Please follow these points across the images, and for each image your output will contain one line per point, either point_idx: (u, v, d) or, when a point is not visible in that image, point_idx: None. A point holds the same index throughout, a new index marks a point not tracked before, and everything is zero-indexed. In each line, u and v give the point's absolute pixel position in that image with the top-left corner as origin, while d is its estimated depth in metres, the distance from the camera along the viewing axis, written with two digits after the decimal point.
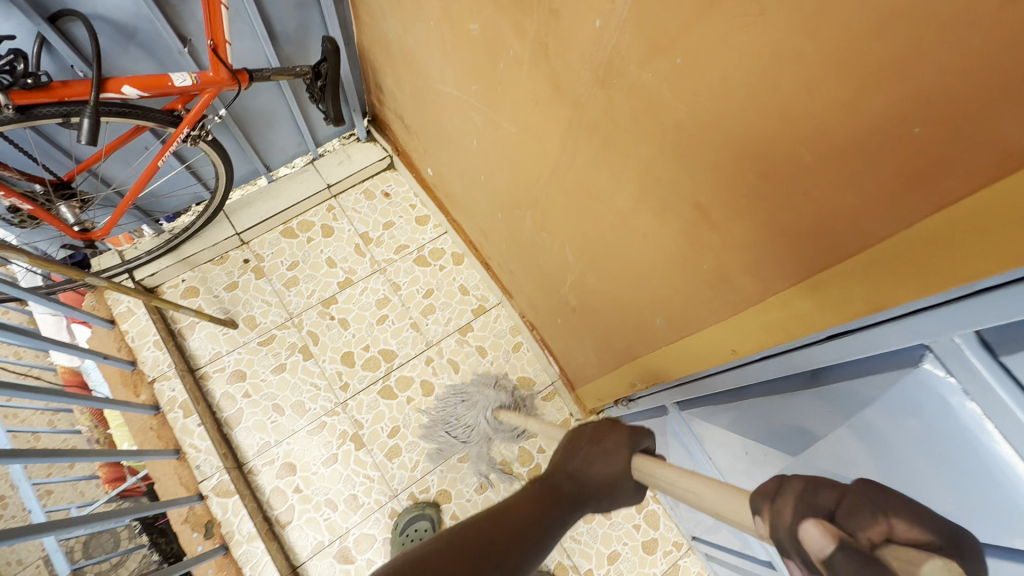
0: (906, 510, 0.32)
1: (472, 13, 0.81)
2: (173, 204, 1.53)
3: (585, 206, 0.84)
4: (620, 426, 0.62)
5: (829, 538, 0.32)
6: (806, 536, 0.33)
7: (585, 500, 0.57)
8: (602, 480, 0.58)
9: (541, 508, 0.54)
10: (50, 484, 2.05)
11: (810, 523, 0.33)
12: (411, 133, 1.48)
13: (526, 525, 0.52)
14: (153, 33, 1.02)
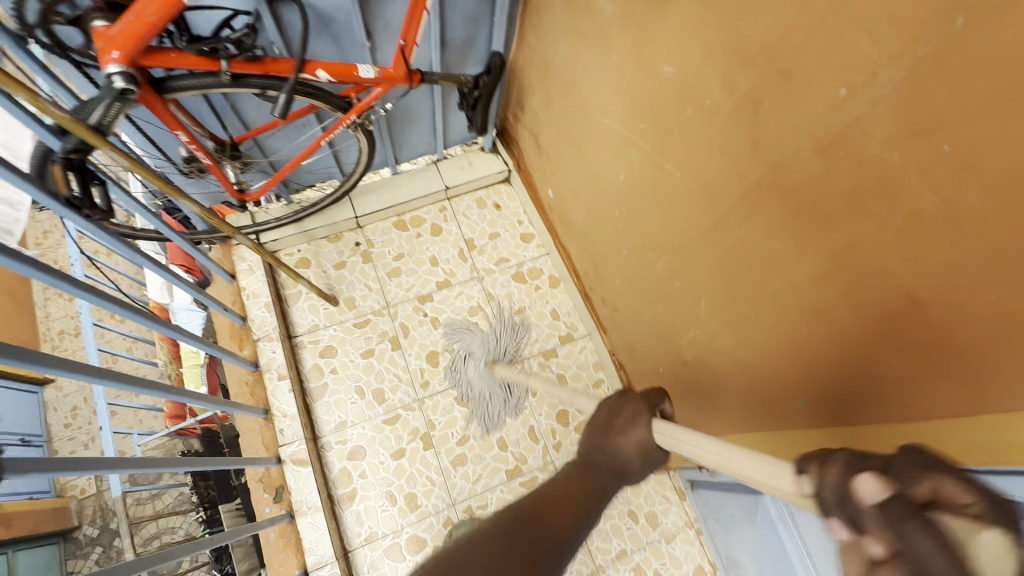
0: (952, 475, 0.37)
1: (670, 55, 0.81)
2: (308, 180, 1.63)
3: (746, 267, 0.81)
4: (645, 410, 0.68)
5: (886, 488, 0.37)
6: (860, 484, 0.38)
7: (623, 469, 0.65)
8: (634, 446, 0.65)
9: (586, 483, 0.61)
10: (120, 406, 2.20)
11: (867, 473, 0.38)
12: (541, 154, 1.50)
13: (578, 504, 0.58)
14: (347, 24, 1.09)
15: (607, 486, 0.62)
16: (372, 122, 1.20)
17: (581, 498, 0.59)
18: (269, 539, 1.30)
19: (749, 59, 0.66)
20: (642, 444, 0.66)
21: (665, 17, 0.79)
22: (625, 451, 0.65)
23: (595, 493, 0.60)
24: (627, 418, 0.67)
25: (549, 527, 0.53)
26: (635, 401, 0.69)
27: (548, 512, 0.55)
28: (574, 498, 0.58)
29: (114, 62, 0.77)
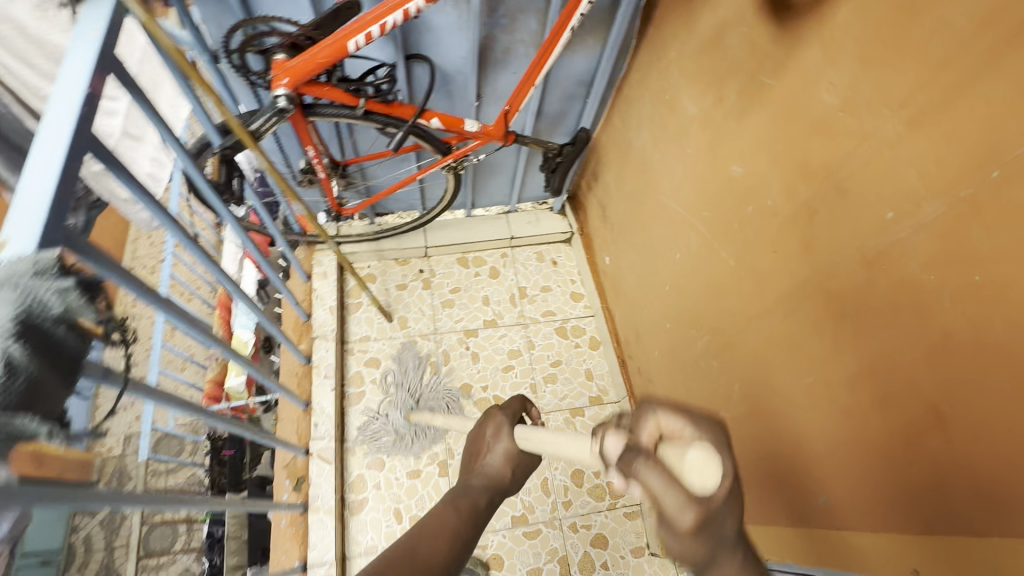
0: (669, 410, 0.50)
1: (741, 158, 0.91)
2: (393, 206, 1.82)
3: (784, 360, 0.86)
4: (503, 426, 0.88)
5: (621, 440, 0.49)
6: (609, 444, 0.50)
7: (494, 483, 0.85)
8: (501, 458, 0.86)
9: (460, 507, 0.78)
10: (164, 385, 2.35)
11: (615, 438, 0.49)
12: (605, 223, 1.61)
13: (452, 525, 0.74)
14: (463, 86, 1.27)
15: (480, 503, 0.80)
16: (464, 168, 1.36)
17: (456, 527, 0.73)
18: (280, 525, 1.35)
19: (812, 173, 0.75)
20: (507, 455, 0.86)
21: (741, 125, 0.90)
22: (494, 465, 0.86)
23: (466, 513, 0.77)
24: (494, 430, 0.88)
25: (425, 557, 0.65)
26: (497, 417, 0.90)
27: (425, 545, 0.67)
28: (448, 525, 0.73)
29: (282, 86, 0.96)
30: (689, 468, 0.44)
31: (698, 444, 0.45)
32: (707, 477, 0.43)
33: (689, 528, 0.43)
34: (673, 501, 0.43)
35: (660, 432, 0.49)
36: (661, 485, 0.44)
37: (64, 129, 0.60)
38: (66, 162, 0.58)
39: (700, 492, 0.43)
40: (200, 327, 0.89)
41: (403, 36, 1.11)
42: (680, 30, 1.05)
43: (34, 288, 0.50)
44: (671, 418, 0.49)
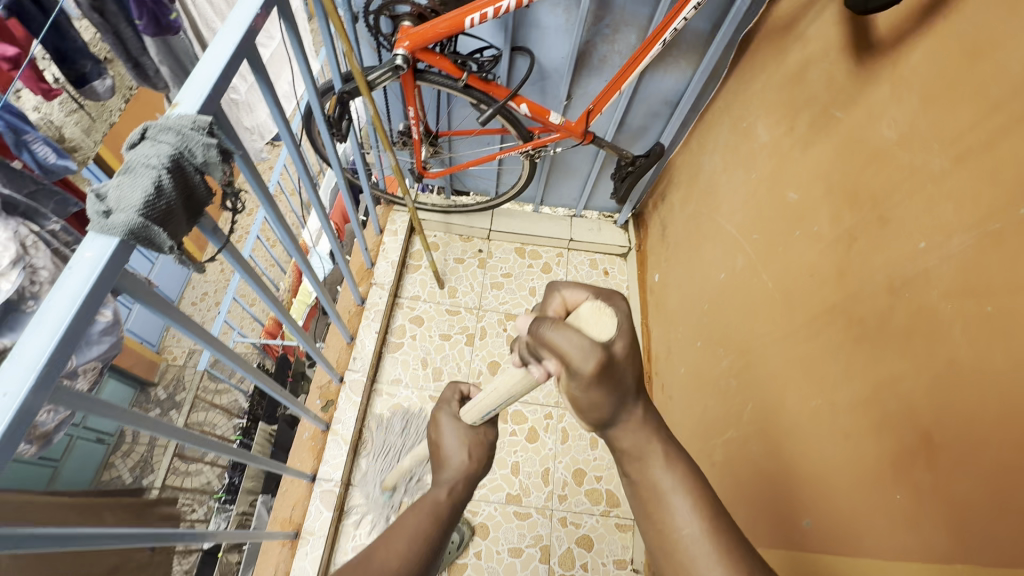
0: (567, 282, 0.59)
1: (798, 185, 0.95)
2: (469, 186, 1.96)
3: (798, 383, 0.87)
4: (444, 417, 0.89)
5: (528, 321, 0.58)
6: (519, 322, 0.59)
7: (464, 472, 0.82)
8: (460, 452, 0.84)
9: (424, 510, 0.73)
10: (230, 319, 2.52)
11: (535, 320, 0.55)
12: (663, 241, 1.66)
13: (413, 527, 0.69)
14: (556, 82, 1.39)
15: (441, 498, 0.76)
16: (540, 157, 1.48)
17: (418, 525, 0.69)
18: (302, 437, 1.48)
19: (859, 202, 0.78)
20: (465, 441, 0.85)
21: (806, 153, 0.94)
22: (450, 456, 0.84)
23: (430, 514, 0.72)
24: (439, 434, 0.88)
25: (381, 562, 0.62)
26: (439, 417, 0.89)
27: (384, 546, 0.64)
28: (410, 525, 0.69)
29: (402, 48, 1.11)
30: (586, 323, 0.54)
31: (591, 300, 0.55)
32: (603, 329, 0.53)
33: (593, 371, 0.51)
34: (579, 350, 0.51)
35: (564, 306, 0.59)
36: (567, 341, 0.52)
37: (233, 36, 0.76)
38: (230, 58, 0.73)
39: (599, 340, 0.52)
40: (287, 229, 1.04)
41: (513, 28, 1.25)
42: (768, 63, 1.11)
43: (188, 140, 0.65)
44: (570, 291, 0.59)
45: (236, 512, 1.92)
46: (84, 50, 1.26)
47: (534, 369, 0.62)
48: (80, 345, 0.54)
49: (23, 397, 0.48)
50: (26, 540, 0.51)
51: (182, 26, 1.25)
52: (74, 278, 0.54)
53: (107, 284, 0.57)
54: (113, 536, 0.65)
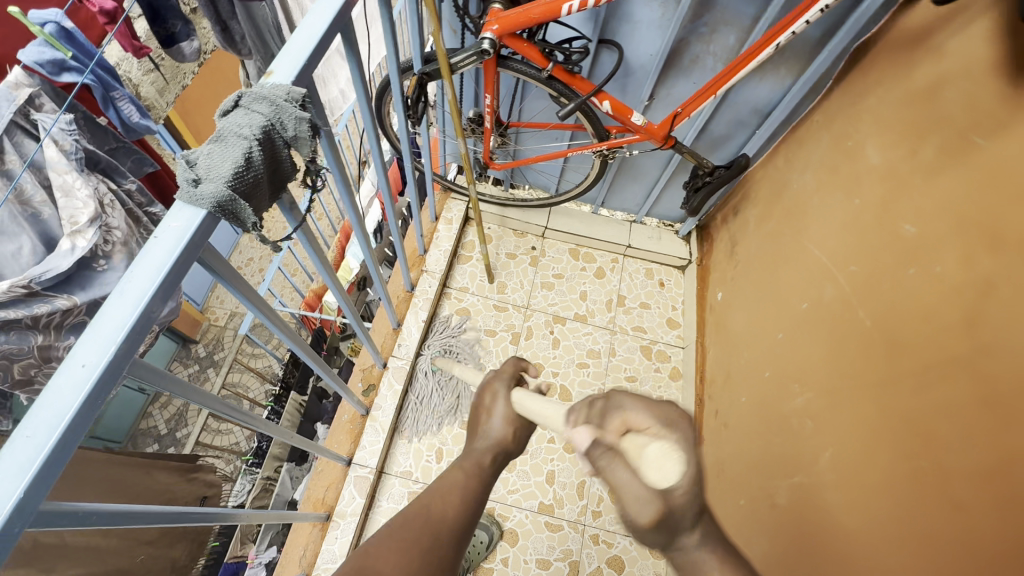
0: (636, 402, 0.55)
1: (916, 217, 0.85)
2: (528, 180, 1.90)
3: (896, 439, 0.79)
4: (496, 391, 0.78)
5: (590, 434, 0.54)
6: (577, 433, 0.55)
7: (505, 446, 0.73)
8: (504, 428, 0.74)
9: (469, 470, 0.67)
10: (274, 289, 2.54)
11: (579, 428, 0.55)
12: (731, 259, 1.56)
13: (458, 485, 0.63)
14: (640, 81, 1.31)
15: (485, 462, 0.69)
16: (612, 157, 1.41)
17: (466, 485, 0.64)
18: (340, 419, 1.45)
19: (1002, 246, 0.69)
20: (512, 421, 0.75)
21: (930, 183, 0.84)
22: (494, 428, 0.74)
23: (473, 473, 0.66)
24: (490, 398, 0.77)
25: (436, 515, 0.58)
26: (494, 385, 0.78)
27: (438, 500, 0.60)
28: (456, 484, 0.63)
29: (490, 31, 1.05)
30: (645, 462, 0.49)
31: (659, 441, 0.50)
32: (664, 478, 0.47)
33: (651, 522, 0.46)
34: (637, 498, 0.47)
35: (625, 427, 0.54)
36: (625, 482, 0.48)
37: (332, 4, 0.72)
38: (327, 28, 0.69)
39: (658, 486, 0.47)
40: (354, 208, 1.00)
41: (604, 20, 1.18)
42: (887, 78, 1.00)
43: (281, 112, 0.61)
44: (637, 414, 0.54)
45: (260, 476, 1.85)
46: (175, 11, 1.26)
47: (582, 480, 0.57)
48: (160, 319, 0.51)
49: (101, 370, 0.46)
50: (89, 516, 0.50)
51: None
52: (160, 248, 0.51)
53: (191, 256, 0.54)
54: (171, 514, 0.64)
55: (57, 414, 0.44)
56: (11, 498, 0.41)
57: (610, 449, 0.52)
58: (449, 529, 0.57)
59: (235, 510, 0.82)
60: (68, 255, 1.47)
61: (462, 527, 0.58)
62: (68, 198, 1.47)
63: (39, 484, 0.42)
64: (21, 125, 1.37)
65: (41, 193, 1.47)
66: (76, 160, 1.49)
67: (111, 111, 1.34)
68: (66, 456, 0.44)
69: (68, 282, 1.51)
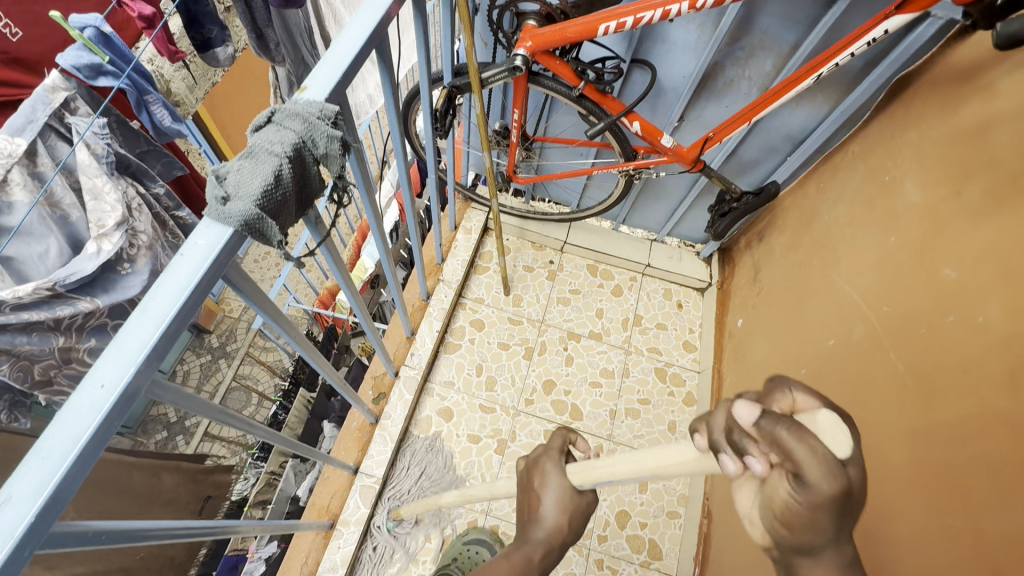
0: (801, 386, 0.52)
1: (958, 262, 0.82)
2: (550, 192, 1.89)
3: (928, 494, 0.75)
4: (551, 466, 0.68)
5: (754, 408, 0.48)
6: (737, 408, 0.48)
7: (555, 536, 0.63)
8: (556, 514, 0.64)
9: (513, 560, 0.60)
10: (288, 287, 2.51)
11: (740, 401, 0.48)
12: (753, 286, 1.53)
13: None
14: (671, 102, 1.29)
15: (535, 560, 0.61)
16: (638, 177, 1.39)
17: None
18: (349, 426, 1.44)
19: None
20: (564, 504, 0.65)
21: (975, 227, 0.81)
22: (545, 513, 0.64)
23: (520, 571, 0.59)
24: (539, 477, 0.68)
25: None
26: (544, 459, 0.69)
27: None
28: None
29: (524, 48, 1.04)
30: (824, 430, 0.44)
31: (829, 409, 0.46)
32: (843, 445, 0.44)
33: (833, 494, 0.42)
34: (823, 465, 0.42)
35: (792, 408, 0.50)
36: (806, 452, 0.43)
37: (370, 21, 0.71)
38: (364, 45, 0.69)
39: (837, 454, 0.43)
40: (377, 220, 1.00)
41: (639, 40, 1.16)
42: (931, 114, 0.97)
43: (313, 129, 0.60)
44: (805, 395, 0.50)
45: (264, 471, 1.82)
46: (213, 15, 1.29)
47: (723, 462, 0.49)
48: (181, 337, 0.50)
49: (120, 390, 0.45)
50: (98, 535, 0.50)
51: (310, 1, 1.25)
52: (185, 266, 0.51)
53: (216, 273, 0.54)
54: (176, 530, 0.63)
55: (73, 435, 0.43)
56: (22, 522, 0.40)
57: (782, 417, 0.46)
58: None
59: (237, 521, 0.81)
60: (93, 258, 1.45)
61: None
62: (96, 201, 1.47)
63: (51, 508, 0.41)
64: (56, 128, 1.41)
65: (71, 195, 1.45)
66: (107, 164, 1.49)
67: (144, 115, 1.35)
68: (79, 478, 0.44)
69: (91, 284, 1.48)
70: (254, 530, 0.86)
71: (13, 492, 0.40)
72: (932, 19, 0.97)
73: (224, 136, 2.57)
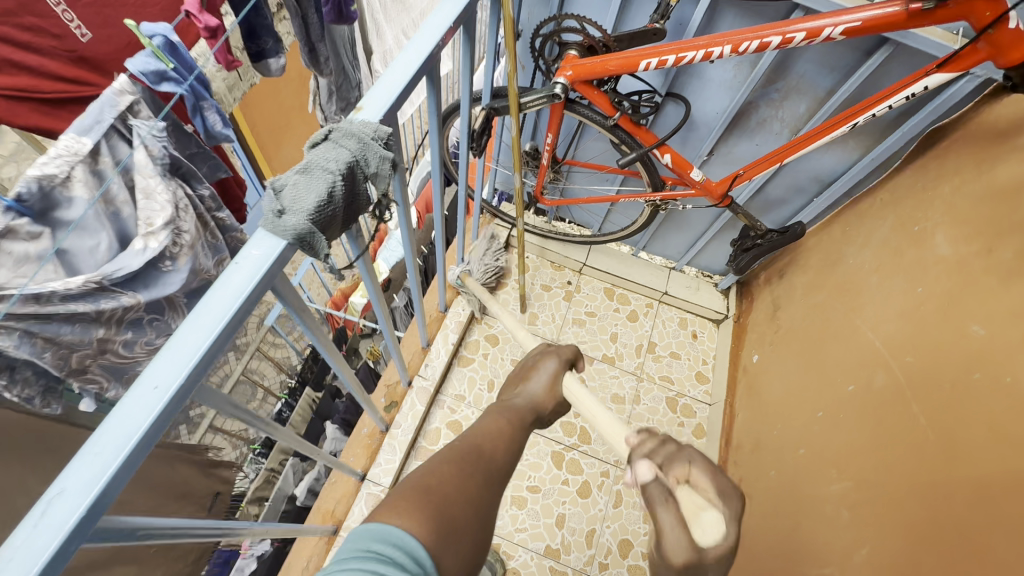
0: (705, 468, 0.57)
1: (986, 319, 0.83)
2: (573, 214, 1.92)
3: (950, 555, 0.74)
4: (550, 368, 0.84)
5: (651, 469, 0.58)
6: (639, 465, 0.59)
7: (537, 406, 0.79)
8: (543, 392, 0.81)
9: (511, 419, 0.72)
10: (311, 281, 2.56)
11: (643, 462, 0.59)
12: (772, 322, 1.52)
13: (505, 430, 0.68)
14: (701, 137, 1.31)
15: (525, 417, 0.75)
16: (665, 207, 1.41)
17: (509, 432, 0.68)
18: (359, 432, 1.44)
19: None
20: (550, 388, 0.82)
21: (1006, 287, 0.81)
22: (533, 391, 0.81)
23: (516, 423, 0.71)
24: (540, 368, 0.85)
25: (488, 455, 0.61)
26: (548, 362, 0.85)
27: (488, 444, 0.63)
28: (501, 429, 0.68)
29: (563, 76, 1.07)
30: (699, 523, 0.52)
31: (717, 511, 0.52)
32: (705, 533, 0.51)
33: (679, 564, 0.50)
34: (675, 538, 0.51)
35: (685, 479, 0.57)
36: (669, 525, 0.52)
37: (424, 46, 0.74)
38: (418, 69, 0.71)
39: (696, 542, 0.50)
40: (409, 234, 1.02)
41: (675, 76, 1.19)
42: (966, 169, 0.98)
43: (367, 149, 0.63)
44: (701, 473, 0.57)
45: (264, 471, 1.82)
46: (271, 28, 1.35)
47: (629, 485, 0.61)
48: (229, 344, 0.52)
49: (172, 392, 0.47)
50: (133, 531, 0.51)
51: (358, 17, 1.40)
52: (239, 275, 0.53)
53: (267, 283, 0.55)
54: (196, 528, 0.63)
55: (127, 433, 0.44)
56: (74, 515, 0.41)
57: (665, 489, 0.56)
58: (498, 471, 0.60)
59: (243, 524, 0.78)
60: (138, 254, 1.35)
61: (508, 466, 0.62)
62: (147, 200, 1.36)
63: (100, 502, 0.43)
64: (118, 130, 1.26)
65: (125, 194, 1.33)
66: (162, 166, 1.37)
67: (197, 120, 1.38)
68: (127, 474, 0.45)
69: (134, 279, 1.38)
70: (258, 534, 0.83)
71: (67, 485, 0.42)
72: (972, 76, 0.98)
73: (255, 133, 2.60)
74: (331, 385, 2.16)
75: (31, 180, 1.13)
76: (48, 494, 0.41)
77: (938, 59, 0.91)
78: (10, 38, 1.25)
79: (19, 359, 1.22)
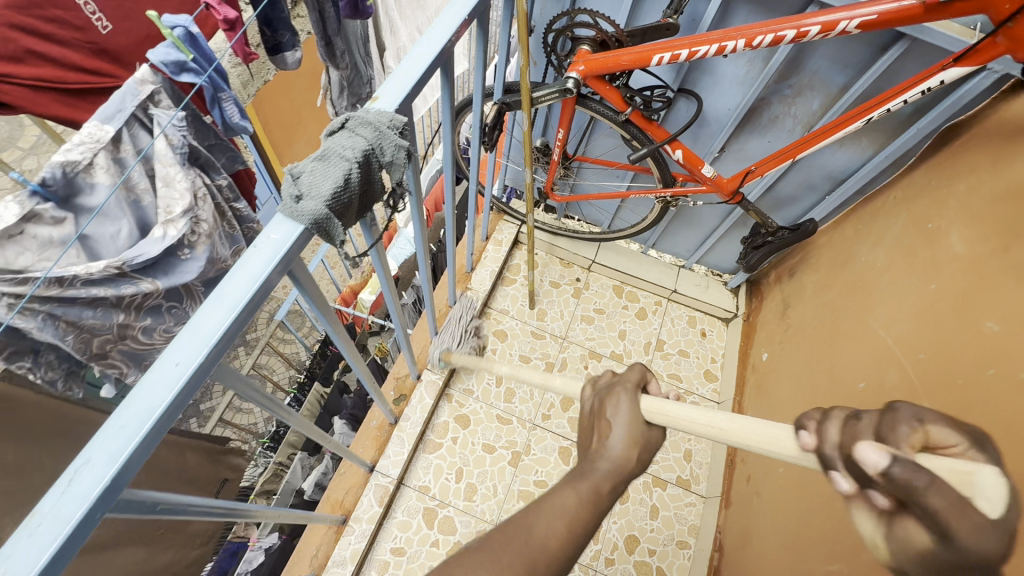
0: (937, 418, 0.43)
1: (1001, 316, 0.82)
2: (583, 211, 1.92)
3: None
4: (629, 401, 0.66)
5: (882, 451, 0.41)
6: (861, 449, 0.42)
7: (622, 467, 0.59)
8: (622, 445, 0.61)
9: (581, 489, 0.54)
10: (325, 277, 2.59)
11: (866, 444, 0.42)
12: (782, 321, 1.51)
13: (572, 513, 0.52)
14: (712, 133, 1.31)
15: (603, 489, 0.56)
16: (675, 204, 1.40)
17: (575, 512, 0.52)
18: (368, 423, 1.46)
19: None
20: (632, 437, 0.62)
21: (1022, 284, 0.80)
22: (612, 446, 0.61)
23: (589, 500, 0.54)
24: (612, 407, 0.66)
25: (537, 540, 0.48)
26: (619, 395, 0.66)
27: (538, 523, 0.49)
28: (564, 507, 0.52)
29: (576, 71, 1.07)
30: (979, 491, 0.37)
31: (991, 468, 0.38)
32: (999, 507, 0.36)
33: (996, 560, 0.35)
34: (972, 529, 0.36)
35: (923, 443, 0.42)
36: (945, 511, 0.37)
37: (439, 38, 0.75)
38: (433, 61, 0.72)
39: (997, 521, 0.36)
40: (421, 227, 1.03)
41: (687, 72, 1.19)
42: (983, 165, 0.97)
43: (383, 138, 0.64)
44: (941, 426, 0.42)
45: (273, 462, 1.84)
46: (286, 22, 1.36)
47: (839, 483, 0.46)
48: (247, 325, 0.53)
49: (192, 370, 0.48)
50: (153, 505, 0.52)
51: (373, 12, 1.44)
52: (258, 258, 0.54)
53: (284, 266, 0.56)
54: (210, 509, 0.64)
55: (147, 408, 0.45)
56: (98, 484, 0.42)
57: (917, 466, 0.39)
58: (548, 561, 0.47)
59: (256, 508, 0.79)
60: (158, 241, 1.37)
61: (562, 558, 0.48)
62: (167, 187, 1.39)
63: (123, 474, 0.44)
64: (139, 118, 1.29)
65: (145, 181, 1.36)
66: (181, 154, 1.39)
67: (216, 111, 1.40)
68: (148, 448, 0.46)
69: (153, 266, 1.41)
70: (270, 518, 0.84)
71: (92, 455, 0.43)
72: (989, 72, 0.97)
73: (267, 130, 2.63)
74: (340, 380, 2.17)
75: (58, 166, 1.15)
76: (73, 464, 0.42)
77: (954, 54, 0.91)
78: (32, 28, 1.26)
79: (43, 342, 1.25)
